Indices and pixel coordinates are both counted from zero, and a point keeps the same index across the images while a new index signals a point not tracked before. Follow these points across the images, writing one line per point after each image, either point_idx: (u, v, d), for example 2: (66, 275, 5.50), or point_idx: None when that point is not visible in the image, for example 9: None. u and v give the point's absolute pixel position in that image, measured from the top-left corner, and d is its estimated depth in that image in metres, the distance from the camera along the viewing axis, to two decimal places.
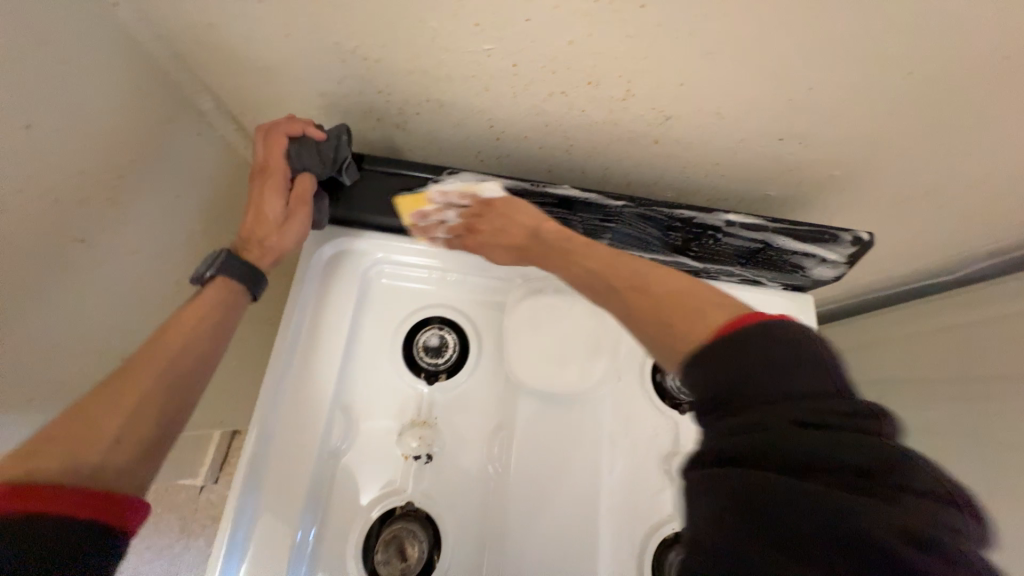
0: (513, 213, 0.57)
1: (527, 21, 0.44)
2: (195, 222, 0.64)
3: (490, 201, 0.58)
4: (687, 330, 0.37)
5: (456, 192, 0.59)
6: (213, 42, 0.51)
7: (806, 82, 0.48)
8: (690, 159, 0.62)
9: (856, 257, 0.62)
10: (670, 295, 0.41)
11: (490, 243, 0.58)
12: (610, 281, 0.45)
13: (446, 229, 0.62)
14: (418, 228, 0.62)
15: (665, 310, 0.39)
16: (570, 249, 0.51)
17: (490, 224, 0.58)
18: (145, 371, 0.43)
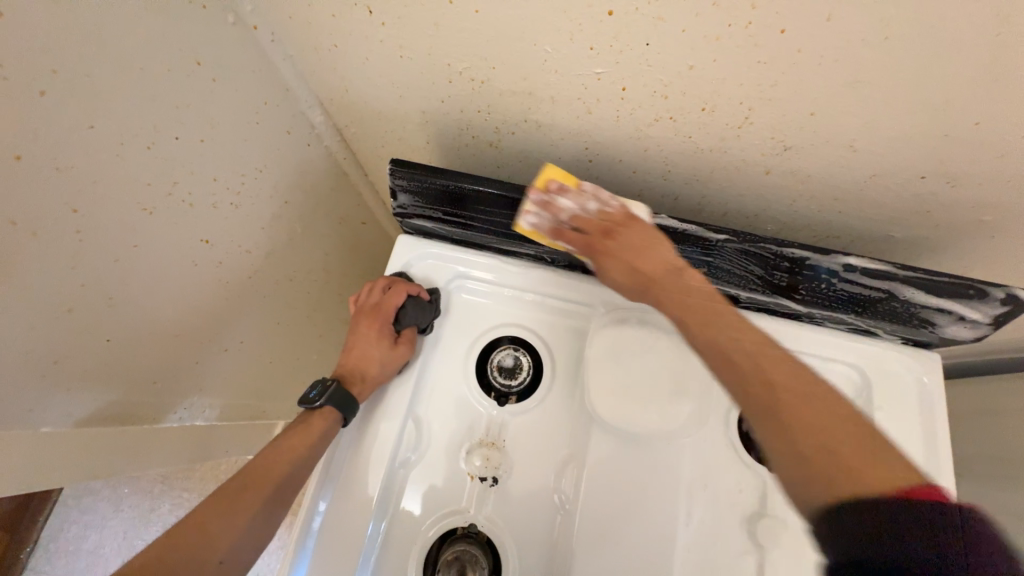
0: (655, 245, 0.52)
1: (648, 46, 0.42)
2: (297, 225, 0.68)
3: (637, 219, 0.54)
4: (873, 473, 0.33)
5: (602, 196, 0.54)
6: (336, 61, 0.54)
7: (970, 117, 0.42)
8: (803, 193, 0.56)
9: (1006, 318, 0.52)
10: (805, 417, 0.36)
11: (625, 259, 0.52)
12: (793, 383, 0.38)
13: (573, 217, 0.55)
14: (536, 201, 0.55)
15: (832, 439, 0.35)
16: (715, 317, 0.45)
17: (624, 243, 0.52)
18: (273, 471, 0.50)
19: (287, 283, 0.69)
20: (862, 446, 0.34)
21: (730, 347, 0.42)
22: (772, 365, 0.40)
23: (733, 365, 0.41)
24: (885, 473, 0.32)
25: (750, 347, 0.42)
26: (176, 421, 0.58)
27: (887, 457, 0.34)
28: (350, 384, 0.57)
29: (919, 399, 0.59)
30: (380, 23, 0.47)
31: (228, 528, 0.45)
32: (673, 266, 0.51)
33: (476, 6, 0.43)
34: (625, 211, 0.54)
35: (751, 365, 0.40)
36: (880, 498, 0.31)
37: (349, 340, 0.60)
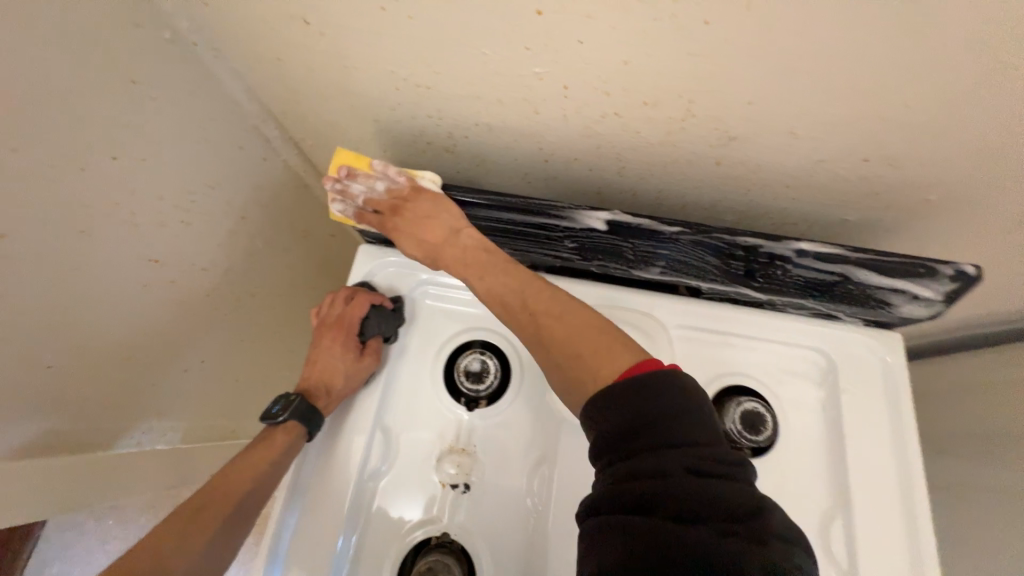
0: (440, 212, 0.57)
1: (582, 43, 0.43)
2: (257, 240, 0.68)
3: (421, 190, 0.58)
4: (600, 367, 0.44)
5: (389, 172, 0.57)
6: (281, 74, 0.54)
7: (901, 98, 0.42)
8: (755, 181, 0.57)
9: (957, 294, 0.53)
10: (587, 337, 0.47)
11: (410, 231, 0.58)
12: (526, 298, 0.51)
13: (365, 200, 0.59)
14: (335, 188, 0.58)
15: (585, 350, 0.45)
16: (510, 265, 0.54)
17: (414, 213, 0.57)
18: (231, 491, 0.51)
19: (251, 300, 0.68)
20: (621, 344, 0.45)
21: (496, 284, 0.53)
22: (532, 290, 0.51)
23: (561, 306, 0.50)
24: (630, 361, 0.43)
25: (528, 290, 0.52)
26: (136, 445, 0.58)
27: (629, 351, 0.44)
28: (315, 398, 0.57)
29: (884, 379, 0.59)
30: (319, 34, 0.47)
31: (183, 550, 0.46)
32: (455, 232, 0.56)
33: (409, 12, 0.43)
34: (410, 183, 0.58)
35: (541, 323, 0.50)
36: (623, 385, 0.40)
37: (313, 353, 0.60)
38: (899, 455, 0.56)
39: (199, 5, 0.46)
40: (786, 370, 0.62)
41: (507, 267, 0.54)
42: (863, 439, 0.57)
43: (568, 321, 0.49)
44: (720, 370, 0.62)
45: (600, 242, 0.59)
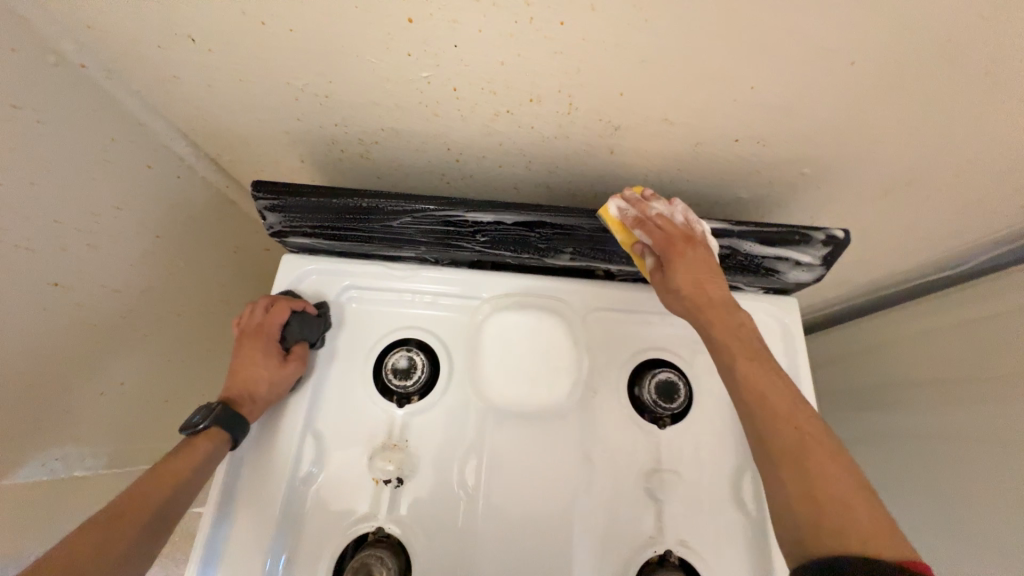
0: (710, 274, 0.53)
1: (457, 47, 0.46)
2: (177, 258, 0.68)
3: (698, 239, 0.54)
4: (854, 525, 0.37)
5: (675, 211, 0.55)
6: (181, 91, 0.55)
7: (747, 82, 0.47)
8: (650, 168, 0.61)
9: (832, 257, 0.59)
10: (821, 473, 0.41)
11: (683, 274, 0.52)
12: (789, 410, 0.44)
13: (659, 220, 0.54)
14: (634, 196, 0.55)
15: (833, 494, 0.39)
16: (784, 380, 0.47)
17: (691, 261, 0.53)
18: (153, 497, 0.50)
19: (174, 317, 0.69)
20: (823, 474, 0.40)
21: (774, 389, 0.46)
22: (784, 403, 0.45)
23: (783, 407, 0.44)
24: (873, 532, 0.37)
25: (770, 395, 0.45)
26: (49, 472, 0.57)
27: (884, 531, 0.37)
28: (239, 406, 0.57)
29: (783, 340, 0.65)
30: (209, 51, 0.49)
31: (102, 553, 0.44)
32: (726, 302, 0.52)
33: (290, 25, 0.45)
34: (689, 231, 0.55)
35: (788, 446, 0.43)
36: (870, 561, 0.34)
37: (234, 363, 0.59)
38: None
39: (83, 28, 0.47)
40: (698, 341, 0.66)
41: (748, 353, 0.49)
42: None
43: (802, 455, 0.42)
44: (636, 345, 0.65)
45: (509, 234, 0.62)
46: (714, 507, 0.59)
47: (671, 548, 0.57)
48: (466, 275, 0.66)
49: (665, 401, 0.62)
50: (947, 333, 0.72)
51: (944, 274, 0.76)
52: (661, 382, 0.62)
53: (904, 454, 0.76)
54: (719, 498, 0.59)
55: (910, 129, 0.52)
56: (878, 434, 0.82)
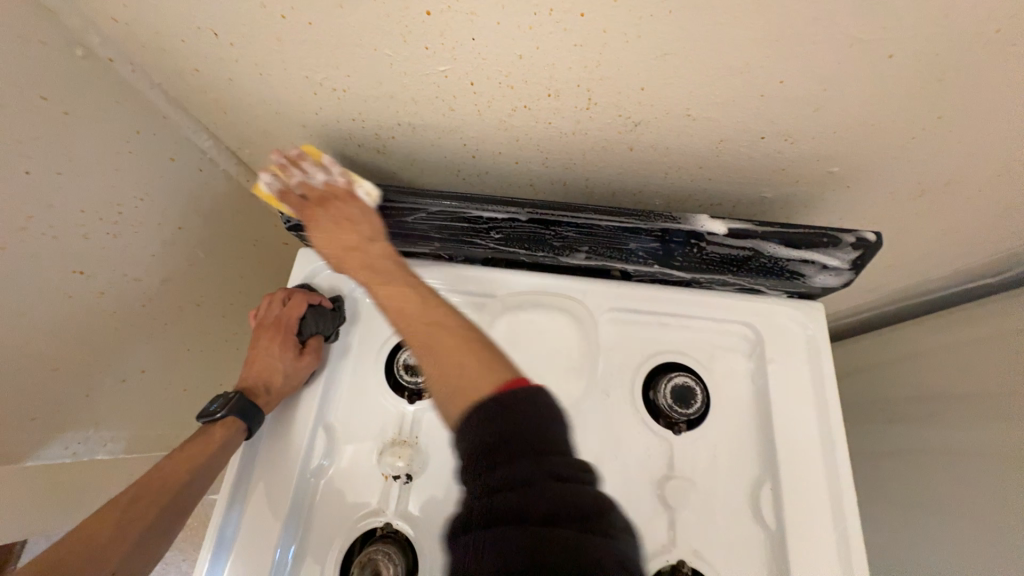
0: (344, 219, 0.62)
1: (475, 40, 0.45)
2: (197, 250, 0.69)
3: (337, 193, 0.62)
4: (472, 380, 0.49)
5: (337, 168, 0.61)
6: (202, 85, 0.56)
7: (777, 75, 0.45)
8: (670, 165, 0.59)
9: (862, 261, 0.57)
10: (463, 351, 0.53)
11: (325, 229, 0.61)
12: (446, 319, 0.56)
13: (299, 182, 0.61)
14: (277, 161, 0.61)
15: (450, 358, 0.52)
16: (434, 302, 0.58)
17: (330, 212, 0.61)
18: (171, 481, 0.52)
19: (193, 308, 0.71)
20: (462, 363, 0.51)
21: (406, 305, 0.58)
22: (431, 319, 0.56)
23: (451, 324, 0.56)
24: (500, 376, 0.49)
25: (442, 322, 0.56)
26: (71, 456, 0.59)
27: (491, 370, 0.49)
28: (255, 396, 0.58)
29: (807, 348, 0.62)
30: (229, 44, 0.49)
31: (122, 533, 0.47)
32: (365, 241, 0.62)
33: (308, 18, 0.45)
34: (317, 195, 0.63)
35: (438, 343, 0.53)
36: (489, 406, 0.46)
37: (252, 354, 0.60)
38: (821, 419, 0.59)
39: (110, 22, 0.48)
40: (717, 346, 0.64)
41: (398, 279, 0.60)
42: (788, 406, 0.60)
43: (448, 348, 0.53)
44: (652, 348, 0.64)
45: (524, 231, 0.61)
46: (731, 518, 0.57)
47: (683, 557, 0.55)
48: (480, 272, 0.65)
49: (682, 406, 0.60)
50: (985, 343, 0.68)
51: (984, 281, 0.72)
52: (677, 386, 0.60)
53: (929, 470, 0.72)
54: (736, 510, 0.57)
55: (952, 126, 0.49)
56: (906, 448, 0.78)
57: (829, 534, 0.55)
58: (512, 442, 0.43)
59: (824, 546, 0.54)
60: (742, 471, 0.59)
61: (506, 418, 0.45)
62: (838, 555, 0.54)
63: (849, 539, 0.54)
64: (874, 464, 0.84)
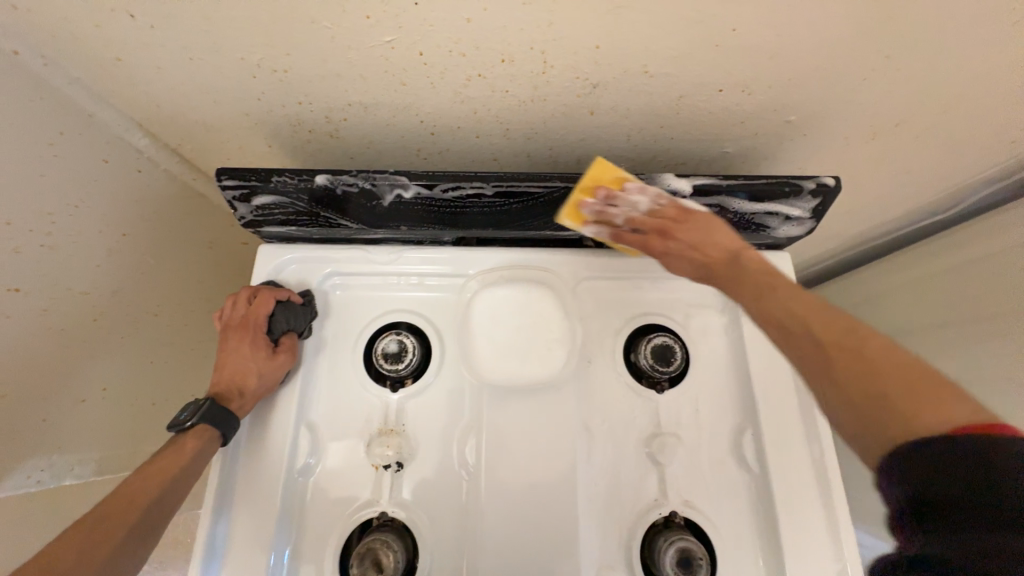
0: (715, 230, 0.52)
1: (418, 5, 0.43)
2: (147, 256, 0.66)
3: (692, 211, 0.54)
4: (918, 409, 0.34)
5: (651, 192, 0.54)
6: (128, 75, 0.51)
7: (730, 23, 0.45)
8: (632, 126, 0.59)
9: (822, 208, 0.58)
10: (886, 388, 0.37)
11: (677, 255, 0.54)
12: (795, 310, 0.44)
13: (627, 217, 0.56)
14: (597, 207, 0.55)
15: (902, 375, 0.37)
16: (774, 288, 0.47)
17: (691, 232, 0.53)
18: (140, 496, 0.48)
19: (152, 318, 0.68)
20: (915, 390, 0.36)
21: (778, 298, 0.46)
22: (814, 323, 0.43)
23: (875, 352, 0.39)
24: (964, 407, 0.33)
25: (789, 305, 0.45)
26: (37, 484, 0.55)
27: (952, 400, 0.34)
28: (227, 401, 0.55)
29: None
30: (151, 26, 0.46)
31: (90, 556, 0.42)
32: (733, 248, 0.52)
33: None
34: (675, 206, 0.54)
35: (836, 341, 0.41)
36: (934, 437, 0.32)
37: (219, 359, 0.57)
38: None
39: (8, 9, 0.44)
40: (692, 304, 0.66)
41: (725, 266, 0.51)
42: (762, 355, 0.62)
43: (886, 358, 0.38)
44: (629, 313, 0.65)
45: (493, 206, 0.59)
46: (716, 468, 0.59)
47: (675, 509, 0.57)
48: (451, 254, 0.64)
49: (662, 365, 0.61)
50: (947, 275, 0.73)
51: (940, 219, 0.76)
52: (657, 347, 0.62)
53: None
54: (721, 461, 0.59)
55: (898, 65, 0.50)
56: None
57: (808, 466, 0.58)
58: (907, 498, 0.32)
59: (802, 481, 0.57)
60: (724, 423, 0.61)
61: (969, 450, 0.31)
62: (817, 487, 0.57)
63: (827, 472, 0.57)
64: None
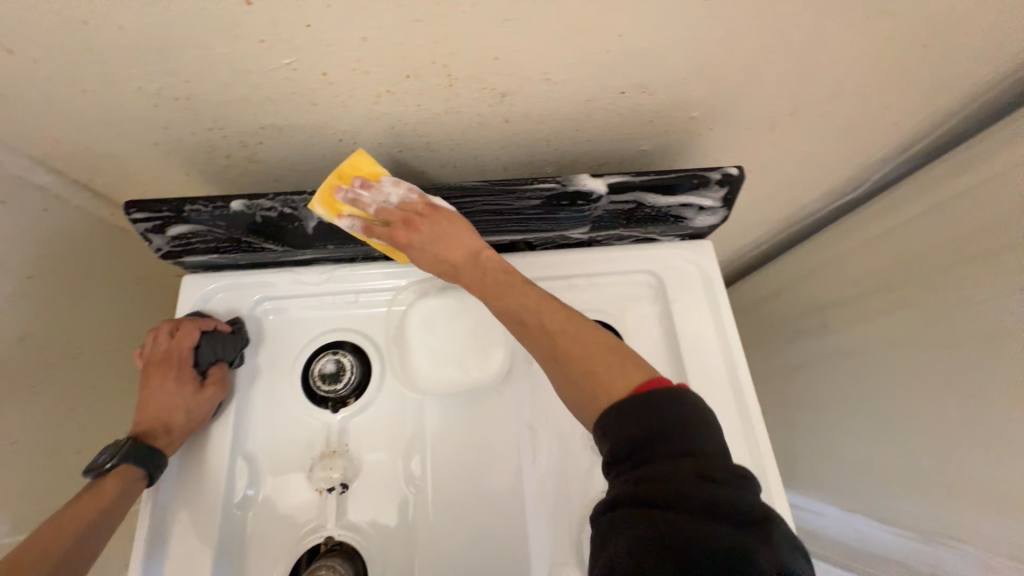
0: (453, 230, 0.55)
1: (310, 27, 0.44)
2: (62, 297, 0.64)
3: (437, 209, 0.56)
4: (603, 382, 0.44)
5: (404, 186, 0.56)
6: (17, 112, 0.50)
7: (615, 29, 0.47)
8: (548, 132, 0.61)
9: (731, 197, 0.61)
10: (593, 375, 0.45)
11: (424, 251, 0.55)
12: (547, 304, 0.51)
13: (379, 211, 0.55)
14: (348, 199, 0.54)
15: (585, 351, 0.46)
16: (511, 287, 0.53)
17: (431, 230, 0.55)
18: (52, 547, 0.45)
19: (72, 361, 0.66)
20: (622, 364, 0.44)
21: (514, 298, 0.52)
22: (546, 312, 0.50)
23: (580, 345, 0.47)
24: (626, 377, 0.43)
25: (528, 305, 0.51)
26: None
27: (626, 368, 0.44)
28: (154, 439, 0.53)
29: (703, 283, 0.67)
30: (33, 62, 0.44)
31: None
32: (472, 252, 0.55)
33: (115, 22, 0.42)
34: (424, 201, 0.56)
35: (552, 327, 0.49)
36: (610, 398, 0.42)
37: (142, 397, 0.55)
38: (724, 343, 0.64)
39: None
40: (626, 297, 0.68)
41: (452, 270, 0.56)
42: (693, 340, 0.64)
43: (589, 344, 0.46)
44: None
45: None
46: None
47: None
48: (383, 268, 0.64)
49: None
50: (878, 242, 0.79)
51: (857, 192, 0.83)
52: None
53: (847, 368, 0.83)
54: None
55: (777, 60, 0.54)
56: (825, 355, 0.88)
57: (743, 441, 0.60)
58: (643, 450, 0.38)
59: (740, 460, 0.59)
60: None
61: (670, 402, 0.39)
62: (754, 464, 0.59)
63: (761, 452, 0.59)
64: (804, 375, 0.93)
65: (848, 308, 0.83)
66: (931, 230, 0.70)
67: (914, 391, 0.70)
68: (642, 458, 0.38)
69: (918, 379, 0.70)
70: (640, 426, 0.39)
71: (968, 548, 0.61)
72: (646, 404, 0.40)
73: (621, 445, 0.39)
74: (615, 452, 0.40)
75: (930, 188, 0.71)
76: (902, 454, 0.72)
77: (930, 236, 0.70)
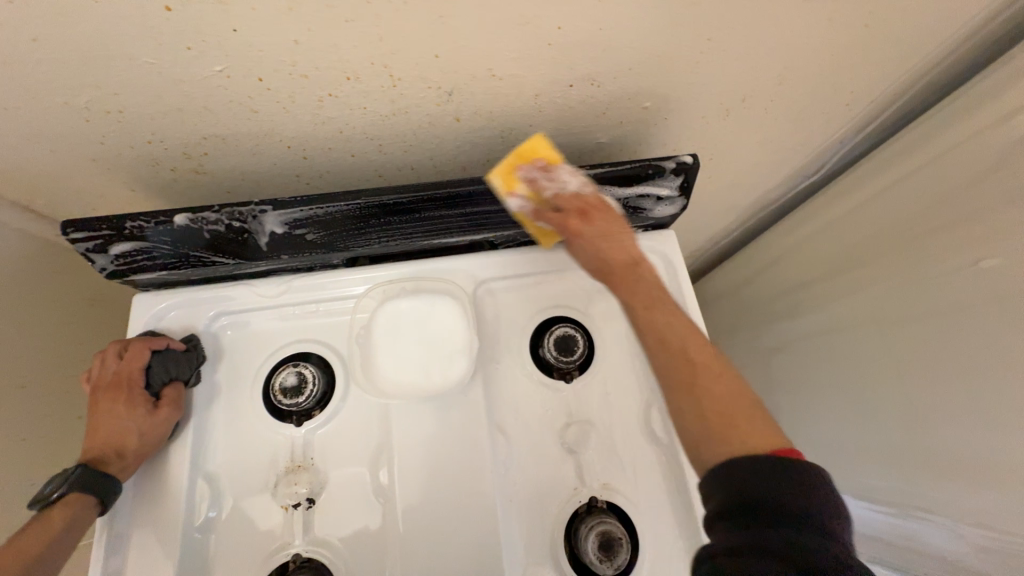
0: (621, 232, 0.54)
1: (238, 32, 0.42)
2: (6, 325, 0.62)
3: (601, 206, 0.55)
4: (748, 433, 0.41)
5: (580, 177, 0.56)
6: None
7: (554, 22, 0.47)
8: (502, 129, 0.60)
9: (688, 184, 0.61)
10: (724, 417, 0.43)
11: (583, 246, 0.54)
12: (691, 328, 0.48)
13: (557, 193, 0.56)
14: (528, 178, 0.55)
15: (730, 406, 0.43)
16: (664, 302, 0.50)
17: (594, 229, 0.54)
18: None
19: (18, 390, 0.64)
20: (759, 416, 0.43)
21: (659, 318, 0.48)
22: (693, 342, 0.47)
23: (711, 386, 0.44)
24: (768, 435, 0.41)
25: (669, 336, 0.47)
26: None
27: (772, 430, 0.42)
28: (105, 465, 0.52)
29: (667, 273, 0.67)
30: None
31: None
32: (632, 259, 0.53)
33: (28, 34, 0.40)
34: (596, 194, 0.56)
35: (695, 359, 0.46)
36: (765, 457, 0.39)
37: (89, 424, 0.53)
38: None
39: None
40: (592, 291, 0.67)
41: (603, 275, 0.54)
42: None
43: (721, 381, 0.45)
44: (531, 309, 0.65)
45: (372, 222, 0.59)
46: (628, 448, 0.60)
47: (595, 494, 0.58)
48: (342, 275, 0.62)
49: (567, 355, 0.62)
50: (840, 223, 0.80)
51: (818, 174, 0.84)
52: (559, 338, 0.63)
53: (818, 348, 0.83)
54: (633, 438, 0.60)
55: (722, 47, 0.54)
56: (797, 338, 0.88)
57: None
58: (758, 506, 0.37)
59: None
60: (633, 401, 0.62)
61: (803, 478, 0.38)
62: None
63: None
64: (779, 358, 0.94)
65: (816, 289, 0.84)
66: (892, 203, 0.71)
67: (885, 369, 0.71)
68: (769, 515, 0.37)
69: (888, 357, 0.71)
70: (773, 483, 0.38)
71: (940, 519, 0.63)
72: (789, 474, 0.38)
73: (739, 496, 0.38)
74: (732, 501, 0.39)
75: (887, 166, 0.72)
76: (872, 431, 0.73)
77: (892, 211, 0.71)
